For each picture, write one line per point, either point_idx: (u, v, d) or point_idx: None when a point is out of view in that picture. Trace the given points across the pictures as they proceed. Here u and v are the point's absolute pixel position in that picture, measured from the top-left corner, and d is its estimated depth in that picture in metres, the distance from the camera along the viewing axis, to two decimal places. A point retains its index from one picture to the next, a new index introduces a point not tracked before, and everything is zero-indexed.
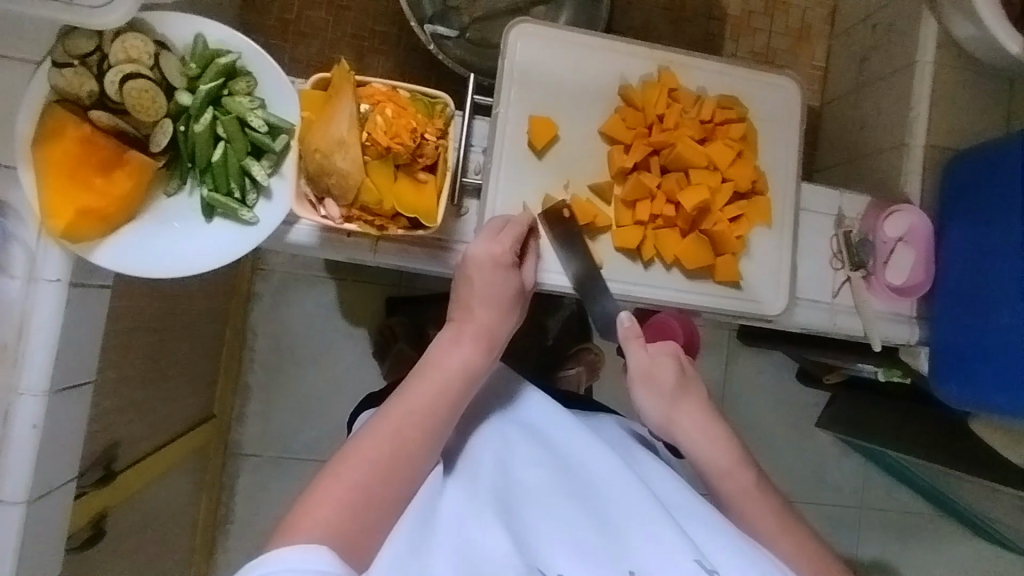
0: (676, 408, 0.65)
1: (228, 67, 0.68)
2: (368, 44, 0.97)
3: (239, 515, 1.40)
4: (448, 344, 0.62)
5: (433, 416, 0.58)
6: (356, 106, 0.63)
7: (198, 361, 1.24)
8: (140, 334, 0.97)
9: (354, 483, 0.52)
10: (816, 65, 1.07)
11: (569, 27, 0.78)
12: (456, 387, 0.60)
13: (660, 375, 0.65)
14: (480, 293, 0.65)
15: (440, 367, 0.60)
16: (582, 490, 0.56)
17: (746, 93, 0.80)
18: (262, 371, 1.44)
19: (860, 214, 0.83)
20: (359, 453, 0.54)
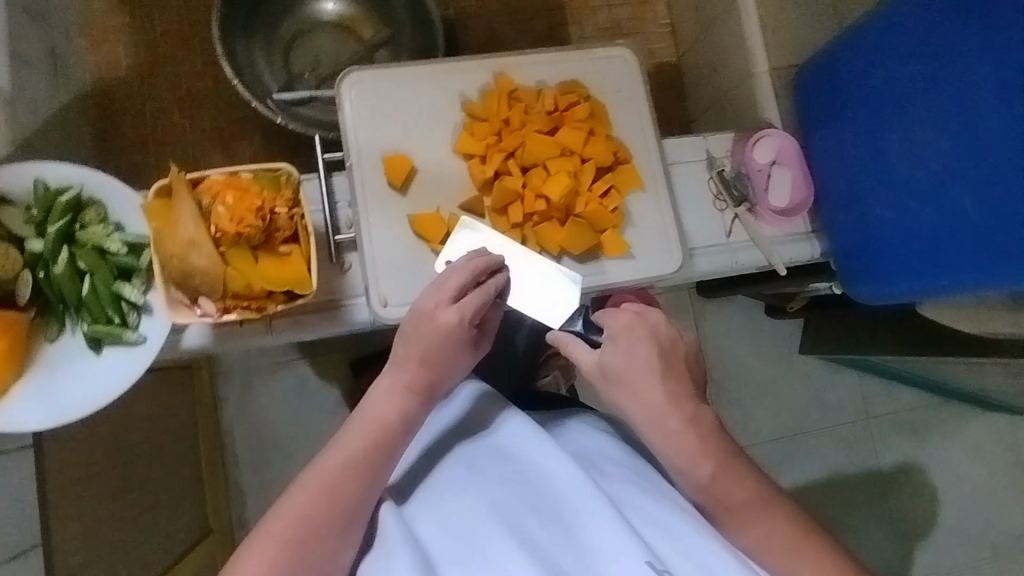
0: (631, 392, 0.58)
1: (72, 201, 0.68)
2: (230, 134, 0.98)
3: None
4: (387, 388, 0.60)
5: (371, 464, 0.55)
6: (198, 203, 0.63)
7: (175, 481, 1.23)
8: (96, 476, 0.96)
9: (293, 537, 0.51)
10: (662, 24, 1.10)
11: (397, 62, 0.79)
12: (393, 437, 0.57)
13: (606, 363, 0.59)
14: (440, 357, 0.61)
15: (387, 419, 0.58)
16: (544, 506, 0.53)
17: (585, 73, 0.82)
18: (249, 470, 1.42)
19: (728, 151, 0.85)
20: (295, 505, 0.52)
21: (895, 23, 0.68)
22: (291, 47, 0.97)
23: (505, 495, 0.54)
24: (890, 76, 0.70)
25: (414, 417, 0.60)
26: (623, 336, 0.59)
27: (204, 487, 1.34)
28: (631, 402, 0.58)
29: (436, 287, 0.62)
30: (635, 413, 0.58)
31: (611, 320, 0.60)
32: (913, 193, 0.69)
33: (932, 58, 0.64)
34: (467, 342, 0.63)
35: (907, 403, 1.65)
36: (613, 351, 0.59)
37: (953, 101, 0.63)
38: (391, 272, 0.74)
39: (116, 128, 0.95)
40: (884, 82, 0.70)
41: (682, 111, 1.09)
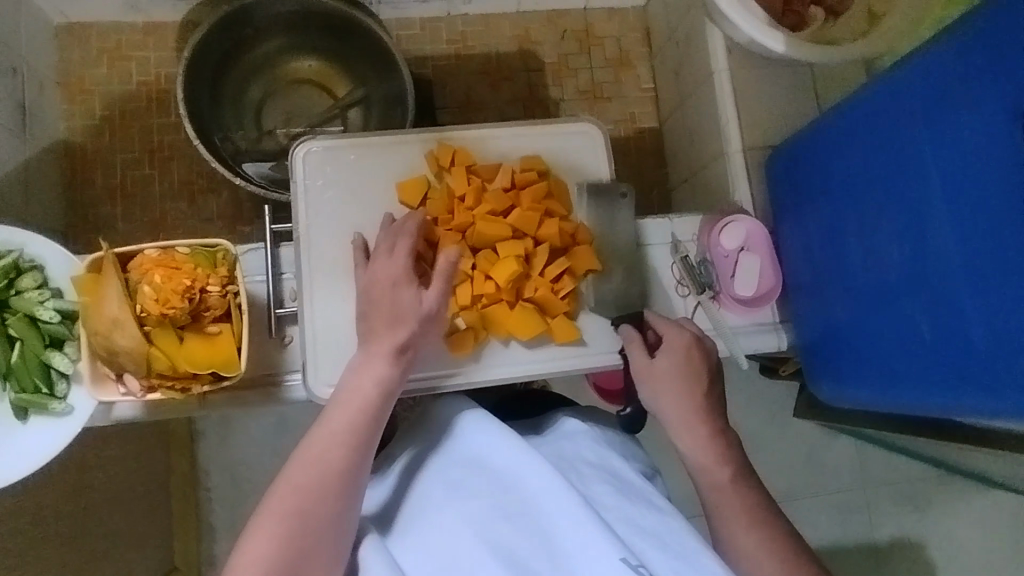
0: (674, 395, 0.66)
1: (12, 265, 0.67)
2: (199, 186, 0.98)
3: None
4: (365, 359, 0.60)
5: (360, 435, 0.55)
6: (126, 281, 0.62)
7: (140, 520, 1.21)
8: (52, 519, 0.94)
9: (297, 512, 0.50)
10: (645, 87, 1.07)
11: (354, 133, 0.78)
12: (377, 406, 0.57)
13: (654, 366, 0.68)
14: (391, 315, 0.62)
15: (364, 387, 0.57)
16: (517, 512, 0.55)
17: (548, 150, 0.80)
18: (221, 509, 1.40)
19: (695, 235, 0.82)
20: (288, 488, 0.51)
21: (861, 112, 0.64)
22: (260, 107, 0.98)
23: (479, 497, 0.56)
24: (856, 166, 0.66)
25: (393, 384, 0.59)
26: (680, 350, 0.69)
27: (172, 526, 1.32)
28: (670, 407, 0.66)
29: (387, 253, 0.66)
30: (676, 414, 0.66)
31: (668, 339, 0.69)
32: (870, 294, 0.66)
33: (900, 156, 0.60)
34: (415, 291, 0.64)
35: (907, 474, 1.56)
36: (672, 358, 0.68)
37: (916, 204, 0.59)
38: (330, 351, 0.72)
39: (87, 179, 0.96)
40: (853, 172, 0.66)
41: (662, 176, 1.06)
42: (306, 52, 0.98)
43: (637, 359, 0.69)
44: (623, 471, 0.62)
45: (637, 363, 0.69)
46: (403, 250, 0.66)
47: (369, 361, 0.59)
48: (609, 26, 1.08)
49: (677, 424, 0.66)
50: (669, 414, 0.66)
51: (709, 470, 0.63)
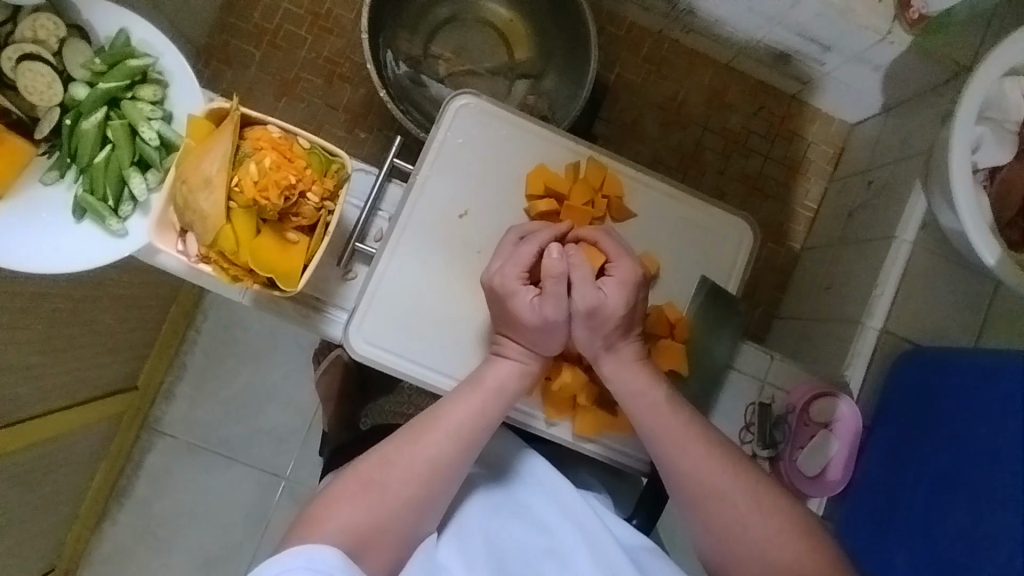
0: (614, 338, 0.62)
1: (140, 70, 0.64)
2: (341, 72, 0.93)
3: (139, 493, 1.36)
4: (493, 359, 0.62)
5: (465, 429, 0.58)
6: (235, 148, 0.58)
7: (129, 333, 1.21)
8: (57, 298, 0.93)
9: (380, 479, 0.55)
10: (808, 205, 0.99)
11: (519, 111, 0.73)
12: (491, 405, 0.59)
13: (600, 304, 0.60)
14: (507, 323, 0.61)
15: (487, 383, 0.60)
16: (551, 548, 0.59)
17: (694, 225, 0.73)
18: (201, 355, 1.40)
19: (788, 390, 0.74)
20: (386, 456, 0.56)
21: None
22: (439, 27, 0.92)
23: (517, 517, 0.60)
24: (990, 435, 0.58)
25: (515, 389, 0.61)
26: (619, 280, 0.61)
27: (152, 349, 1.32)
28: (692, 485, 0.58)
29: (508, 258, 0.61)
30: (624, 389, 0.62)
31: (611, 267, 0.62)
32: (942, 569, 0.58)
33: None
34: (524, 309, 0.60)
35: None
36: (680, 412, 0.61)
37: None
38: (387, 314, 0.67)
39: (245, 10, 0.92)
40: (983, 445, 0.58)
41: (774, 299, 0.99)
42: (511, 2, 0.92)
43: (581, 306, 0.60)
44: (637, 545, 0.61)
45: (582, 306, 0.60)
46: (527, 253, 0.61)
47: (503, 361, 0.62)
48: (806, 127, 1.00)
49: (616, 370, 0.62)
50: (691, 501, 0.58)
51: (645, 395, 0.61)
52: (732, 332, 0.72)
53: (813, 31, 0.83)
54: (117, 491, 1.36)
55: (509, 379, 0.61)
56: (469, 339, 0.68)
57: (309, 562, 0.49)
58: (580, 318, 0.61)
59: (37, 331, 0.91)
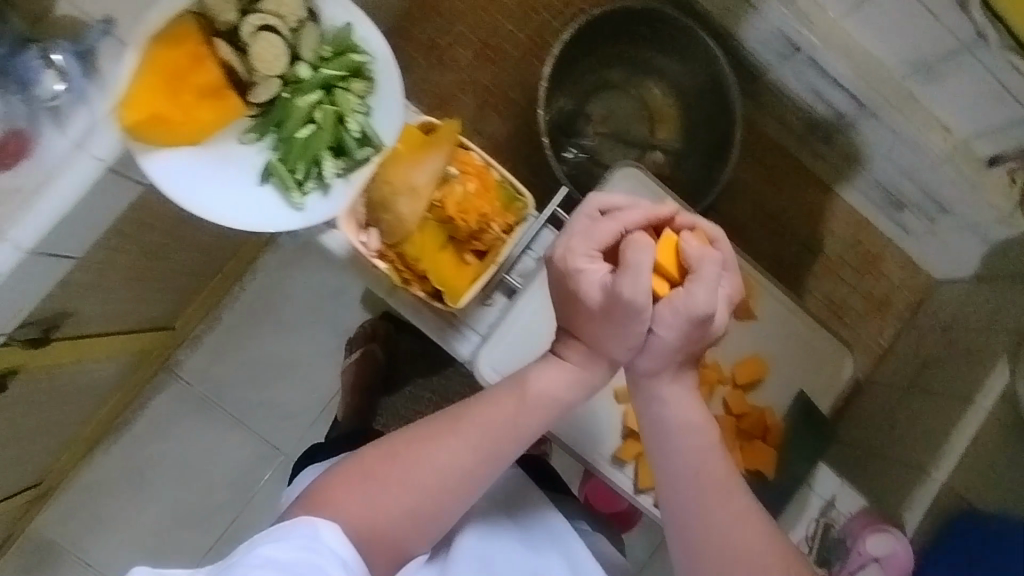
0: (686, 357, 0.51)
1: (359, 66, 0.68)
2: (494, 102, 0.97)
3: (138, 431, 1.31)
4: (549, 361, 0.54)
5: (499, 436, 0.51)
6: (445, 165, 0.61)
7: (186, 277, 1.17)
8: (158, 232, 0.94)
9: (389, 473, 0.49)
10: (880, 342, 1.05)
11: (675, 195, 0.76)
12: (534, 416, 0.52)
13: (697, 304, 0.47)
14: (573, 312, 0.51)
15: (527, 397, 0.52)
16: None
17: (805, 341, 0.78)
18: (237, 313, 1.32)
19: (850, 514, 0.78)
20: (405, 447, 0.50)
21: None
22: (601, 87, 0.96)
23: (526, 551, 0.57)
24: None
25: (566, 403, 0.54)
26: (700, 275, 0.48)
27: (195, 295, 1.26)
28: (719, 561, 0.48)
29: (586, 227, 0.50)
30: (672, 420, 0.52)
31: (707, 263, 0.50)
32: None
33: None
34: (595, 287, 0.48)
35: None
36: (717, 471, 0.51)
37: None
38: None
39: (423, 20, 0.96)
40: None
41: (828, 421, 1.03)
42: (671, 87, 0.96)
43: (678, 304, 0.48)
44: None
45: (679, 307, 0.48)
46: (609, 230, 0.49)
47: (546, 372, 0.53)
48: (896, 270, 1.06)
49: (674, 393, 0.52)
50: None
51: (699, 432, 0.52)
52: (811, 452, 0.76)
53: (937, 192, 0.90)
54: (116, 424, 1.31)
55: (555, 385, 0.53)
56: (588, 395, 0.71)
57: (308, 541, 0.44)
58: (663, 314, 0.48)
59: (132, 253, 0.91)
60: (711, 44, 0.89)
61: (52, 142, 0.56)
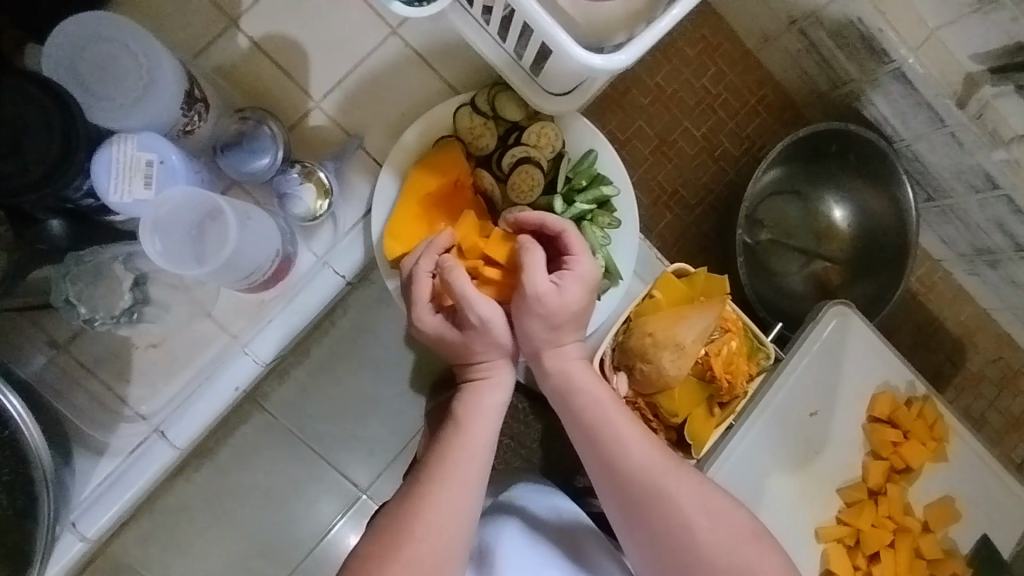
0: (565, 326, 0.57)
1: (604, 198, 0.68)
2: (667, 199, 0.96)
3: (223, 460, 0.92)
4: (477, 387, 0.58)
5: (477, 466, 0.55)
6: (710, 323, 0.61)
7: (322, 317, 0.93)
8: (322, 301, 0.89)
9: (408, 537, 0.50)
10: (1013, 459, 1.05)
11: (883, 338, 0.77)
12: (485, 427, 0.56)
13: (555, 296, 0.56)
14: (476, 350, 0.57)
15: (475, 411, 0.57)
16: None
17: (993, 488, 0.79)
18: (332, 349, 0.95)
19: None
20: (413, 512, 0.51)
21: None
22: (776, 194, 0.96)
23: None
24: None
25: (489, 412, 0.57)
26: (575, 275, 0.57)
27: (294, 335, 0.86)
28: (660, 518, 0.54)
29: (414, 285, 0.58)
30: (567, 388, 0.58)
31: (576, 262, 0.57)
32: None
33: None
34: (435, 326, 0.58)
35: None
36: (601, 423, 0.57)
37: None
38: (736, 489, 0.70)
39: (605, 109, 0.95)
40: None
41: None
42: (851, 203, 0.96)
43: (532, 289, 0.55)
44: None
45: (538, 295, 0.55)
46: (427, 279, 0.58)
47: (480, 387, 0.58)
48: None
49: (562, 355, 0.58)
50: (662, 547, 0.54)
51: (593, 387, 0.58)
52: None
53: None
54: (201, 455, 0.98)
55: (482, 399, 0.58)
56: (793, 531, 0.72)
57: None
58: (535, 312, 0.56)
59: None
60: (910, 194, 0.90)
61: (301, 257, 0.64)
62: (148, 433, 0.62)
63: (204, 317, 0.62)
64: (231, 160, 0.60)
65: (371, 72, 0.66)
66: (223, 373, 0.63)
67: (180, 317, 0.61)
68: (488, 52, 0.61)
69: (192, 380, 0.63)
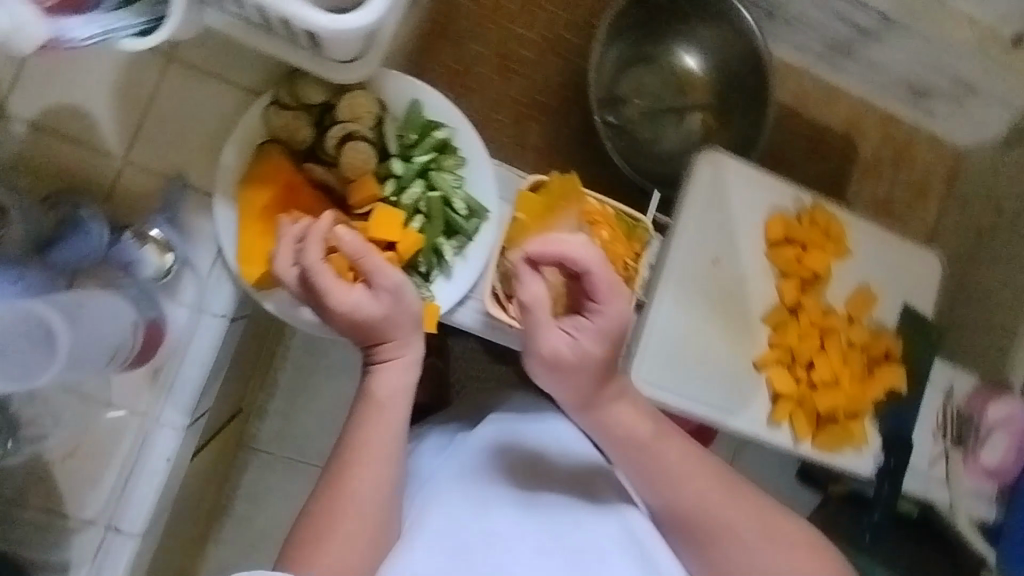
0: (604, 374, 0.58)
1: (442, 142, 0.67)
2: (527, 112, 0.97)
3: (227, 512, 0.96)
4: (381, 368, 0.58)
5: (394, 445, 0.56)
6: (576, 223, 0.63)
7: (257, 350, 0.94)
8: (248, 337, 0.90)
9: (339, 519, 0.53)
10: (926, 225, 1.10)
11: (755, 165, 0.81)
12: (397, 412, 0.57)
13: (575, 345, 0.56)
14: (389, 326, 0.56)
15: (385, 399, 0.57)
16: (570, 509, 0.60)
17: (898, 260, 0.84)
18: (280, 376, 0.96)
19: (966, 395, 0.87)
20: (338, 494, 0.54)
21: None
22: (629, 65, 0.96)
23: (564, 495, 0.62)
24: None
25: (400, 389, 0.58)
26: (594, 328, 0.56)
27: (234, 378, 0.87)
28: (705, 537, 0.59)
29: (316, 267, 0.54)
30: (610, 435, 0.62)
31: (610, 304, 0.55)
32: None
33: None
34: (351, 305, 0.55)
35: None
36: (659, 464, 0.60)
37: None
38: (665, 354, 0.75)
39: (434, 46, 0.94)
40: None
41: None
42: (701, 47, 0.97)
43: (544, 346, 0.56)
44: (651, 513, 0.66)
45: (556, 347, 0.56)
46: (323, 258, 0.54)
47: (388, 369, 0.57)
48: (925, 152, 1.11)
49: (604, 409, 0.61)
50: (714, 564, 0.59)
51: (637, 427, 0.61)
52: (927, 351, 0.84)
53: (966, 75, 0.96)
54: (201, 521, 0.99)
55: (392, 382, 0.57)
56: (728, 371, 0.77)
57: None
58: (543, 359, 0.57)
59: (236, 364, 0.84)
60: (748, 18, 0.91)
61: (173, 314, 0.63)
62: (103, 533, 0.62)
63: (107, 406, 0.61)
64: (61, 254, 0.56)
65: (163, 109, 0.63)
66: (149, 451, 0.63)
67: (79, 418, 0.60)
68: (266, 46, 0.59)
69: (122, 469, 0.62)
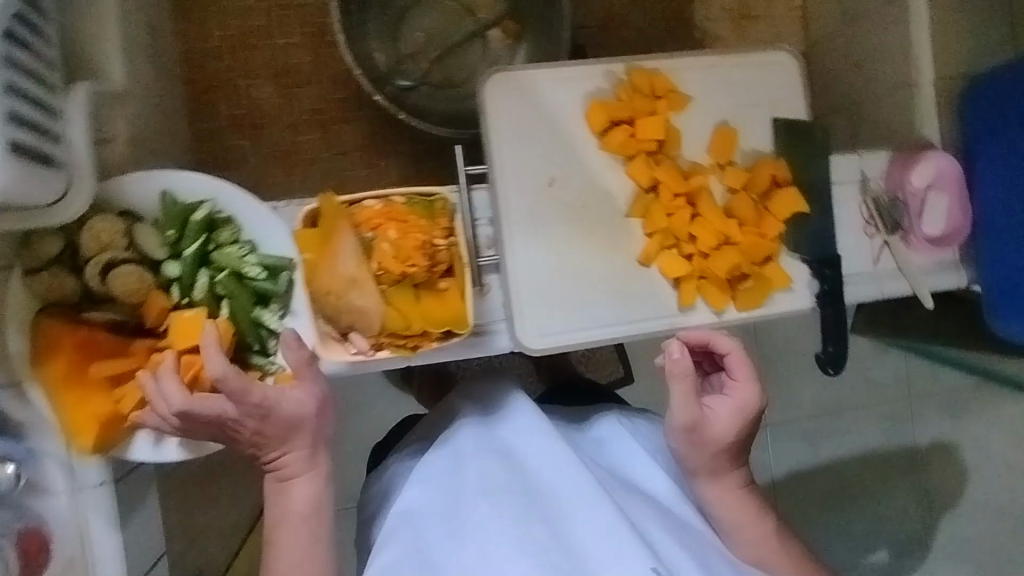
0: (726, 464, 0.67)
1: (206, 219, 0.62)
2: (329, 116, 0.98)
3: None
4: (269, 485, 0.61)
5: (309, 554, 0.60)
6: (358, 237, 0.59)
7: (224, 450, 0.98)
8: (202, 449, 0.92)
9: None
10: (794, 6, 1.09)
11: (545, 62, 0.72)
12: (301, 521, 0.60)
13: (682, 424, 0.65)
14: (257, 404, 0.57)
15: (280, 515, 0.60)
16: (543, 492, 0.61)
17: (743, 78, 0.76)
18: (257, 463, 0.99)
19: (882, 173, 0.79)
20: None
21: None
22: (401, 18, 0.91)
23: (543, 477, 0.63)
24: None
25: (298, 492, 0.61)
26: (736, 405, 0.66)
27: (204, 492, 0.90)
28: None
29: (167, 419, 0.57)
30: (725, 515, 0.67)
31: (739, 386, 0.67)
32: None
33: None
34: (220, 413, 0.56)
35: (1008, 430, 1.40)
36: (759, 547, 0.66)
37: None
38: (541, 298, 0.71)
39: (202, 100, 0.95)
40: None
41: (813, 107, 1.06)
42: None
43: (681, 425, 0.65)
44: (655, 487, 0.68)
45: (685, 434, 0.65)
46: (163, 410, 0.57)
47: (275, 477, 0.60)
48: None
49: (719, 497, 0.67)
50: None
51: (754, 524, 0.67)
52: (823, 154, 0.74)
53: None
54: None
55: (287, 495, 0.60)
56: (614, 281, 0.72)
57: None
58: (680, 439, 0.65)
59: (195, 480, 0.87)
60: None
61: (53, 506, 0.60)
62: None
63: None
64: None
65: None
66: None
67: None
68: None
69: None
